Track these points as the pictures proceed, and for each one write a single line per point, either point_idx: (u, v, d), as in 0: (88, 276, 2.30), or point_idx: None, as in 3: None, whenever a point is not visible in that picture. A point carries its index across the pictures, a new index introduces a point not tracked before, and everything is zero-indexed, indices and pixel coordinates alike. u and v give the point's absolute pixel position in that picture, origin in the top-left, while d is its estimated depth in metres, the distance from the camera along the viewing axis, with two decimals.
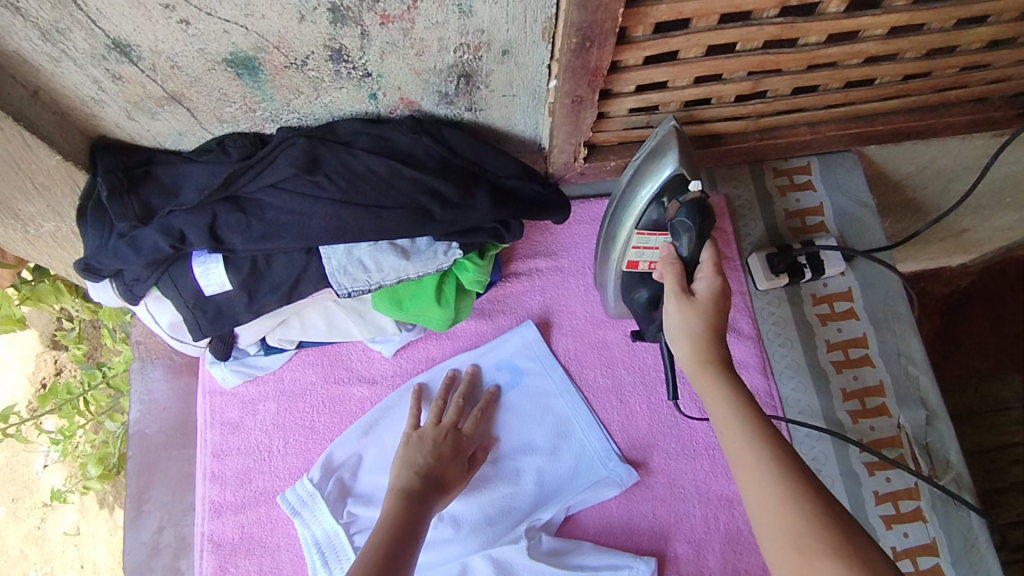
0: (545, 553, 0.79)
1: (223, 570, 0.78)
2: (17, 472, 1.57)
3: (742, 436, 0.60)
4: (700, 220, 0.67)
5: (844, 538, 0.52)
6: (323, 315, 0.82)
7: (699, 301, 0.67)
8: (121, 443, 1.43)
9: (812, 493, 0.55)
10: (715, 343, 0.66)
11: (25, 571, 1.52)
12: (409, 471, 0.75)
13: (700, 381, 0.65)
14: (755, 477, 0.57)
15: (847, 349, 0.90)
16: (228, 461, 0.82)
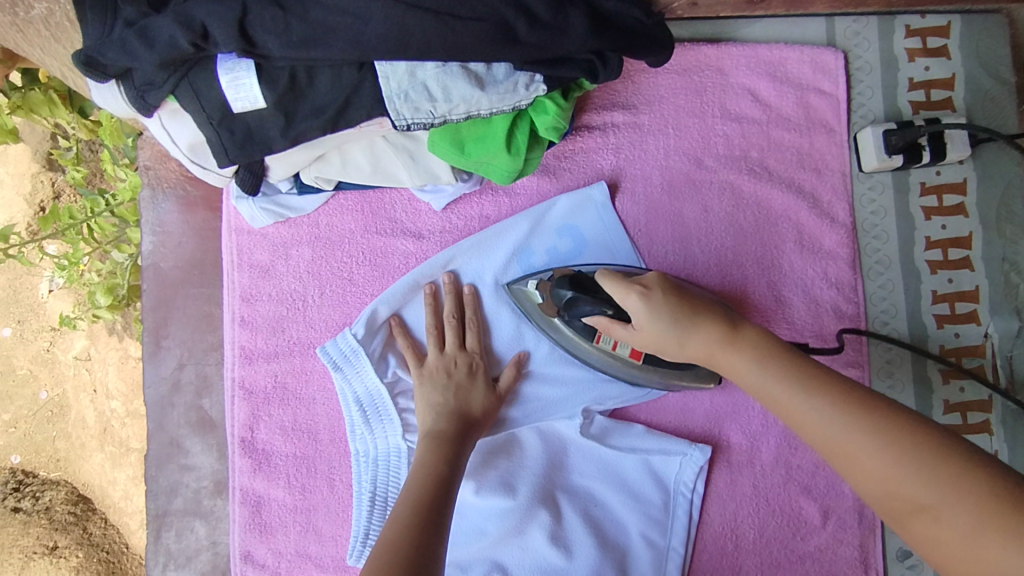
0: (595, 435, 0.76)
1: (255, 417, 0.74)
2: (21, 295, 1.53)
3: (815, 421, 0.54)
4: (580, 289, 0.67)
5: (932, 451, 0.48)
6: (368, 153, 0.70)
7: (644, 296, 0.63)
8: (130, 276, 1.36)
9: (881, 418, 0.51)
10: (725, 333, 0.61)
11: (35, 391, 1.53)
12: (432, 413, 0.68)
13: (747, 383, 0.59)
14: (860, 467, 0.50)
15: (947, 248, 0.79)
16: (259, 306, 0.76)
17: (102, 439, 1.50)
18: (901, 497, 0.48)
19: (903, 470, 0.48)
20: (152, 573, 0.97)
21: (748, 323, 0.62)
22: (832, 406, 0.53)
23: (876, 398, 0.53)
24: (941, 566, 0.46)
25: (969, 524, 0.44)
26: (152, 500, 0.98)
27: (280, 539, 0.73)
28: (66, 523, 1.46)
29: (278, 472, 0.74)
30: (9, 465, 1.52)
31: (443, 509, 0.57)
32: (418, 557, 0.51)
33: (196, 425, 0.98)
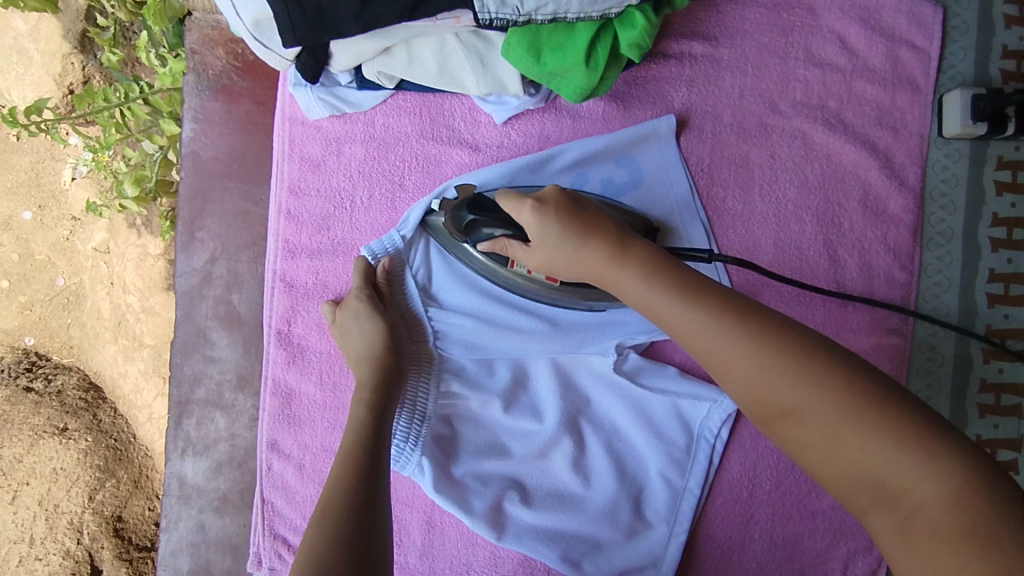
0: (627, 370, 0.75)
1: (294, 311, 0.74)
2: (44, 180, 1.52)
3: (699, 328, 0.53)
4: (479, 211, 0.65)
5: (805, 353, 0.50)
6: (437, 52, 0.67)
7: (537, 210, 0.62)
8: (159, 169, 1.34)
9: (756, 327, 0.52)
10: (619, 245, 0.60)
11: (52, 278, 1.54)
12: (365, 364, 0.68)
13: (633, 300, 0.58)
14: (734, 374, 0.52)
15: (1013, 227, 0.77)
16: (307, 201, 0.75)
17: (116, 331, 1.51)
18: (770, 403, 0.50)
19: (775, 381, 0.50)
20: (170, 456, 0.99)
21: (637, 241, 0.60)
22: (721, 322, 0.53)
23: (763, 310, 0.53)
24: (800, 462, 0.50)
25: (828, 427, 0.48)
26: (176, 387, 0.99)
27: (307, 433, 0.74)
28: (76, 408, 1.50)
29: (312, 367, 0.74)
30: (23, 347, 1.55)
31: (388, 415, 0.64)
32: (369, 456, 0.60)
33: (223, 318, 0.99)
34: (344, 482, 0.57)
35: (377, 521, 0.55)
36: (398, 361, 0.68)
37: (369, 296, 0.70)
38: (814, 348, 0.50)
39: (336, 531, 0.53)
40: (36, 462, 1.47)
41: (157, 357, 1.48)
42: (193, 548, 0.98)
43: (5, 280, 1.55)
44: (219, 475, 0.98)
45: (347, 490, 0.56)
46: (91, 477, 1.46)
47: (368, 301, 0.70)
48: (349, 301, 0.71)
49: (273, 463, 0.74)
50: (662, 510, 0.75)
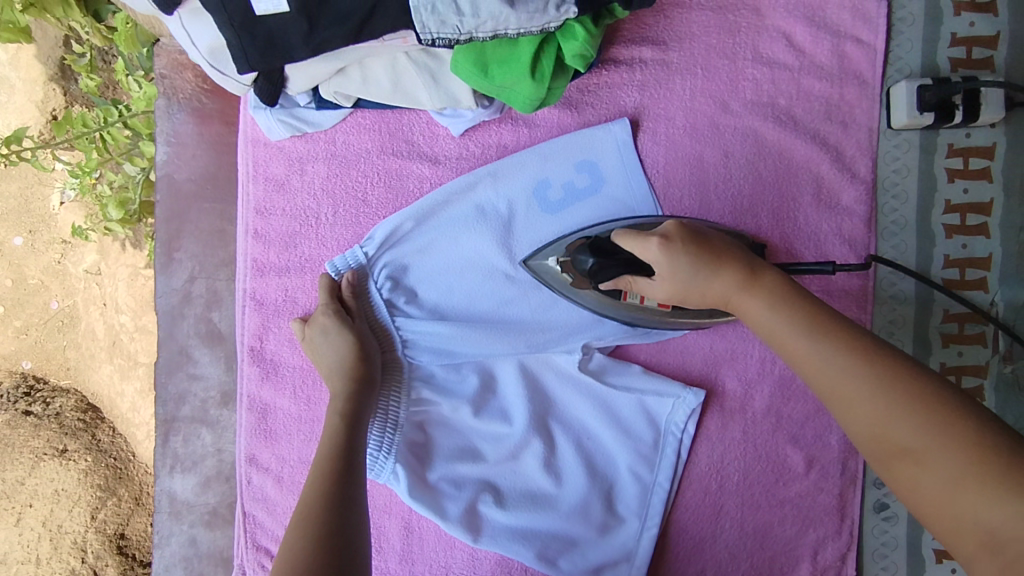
0: (593, 370, 0.77)
1: (266, 328, 0.76)
2: (33, 206, 1.54)
3: (818, 360, 0.53)
4: (600, 255, 0.66)
5: (933, 394, 0.47)
6: (390, 70, 0.69)
7: (663, 245, 0.62)
8: (142, 191, 1.36)
9: (887, 364, 0.50)
10: (748, 275, 0.60)
11: (45, 301, 1.56)
12: (334, 377, 0.69)
13: (757, 324, 0.59)
14: (853, 410, 0.50)
15: (966, 213, 0.79)
16: (273, 221, 0.76)
17: (110, 352, 1.53)
18: (892, 442, 0.48)
19: (897, 420, 0.48)
20: (159, 473, 1.01)
21: (767, 266, 0.61)
22: (830, 346, 0.53)
23: (872, 340, 0.53)
24: (921, 515, 0.46)
25: (953, 473, 0.44)
26: (162, 406, 1.01)
27: (284, 446, 0.76)
28: (76, 429, 1.52)
29: (285, 383, 0.76)
30: (21, 371, 1.58)
31: (363, 421, 0.66)
32: (345, 460, 0.62)
33: (205, 336, 1.01)
34: (322, 485, 0.59)
35: (354, 521, 0.57)
36: (371, 369, 0.70)
37: (339, 310, 0.72)
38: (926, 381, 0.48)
39: (315, 532, 0.54)
40: (38, 484, 1.49)
41: (151, 374, 1.51)
42: (186, 562, 1.00)
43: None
44: (208, 489, 1.01)
45: (323, 494, 0.58)
46: (92, 497, 1.48)
47: (337, 313, 0.71)
48: (316, 316, 0.72)
49: (251, 477, 0.76)
50: (633, 505, 0.77)
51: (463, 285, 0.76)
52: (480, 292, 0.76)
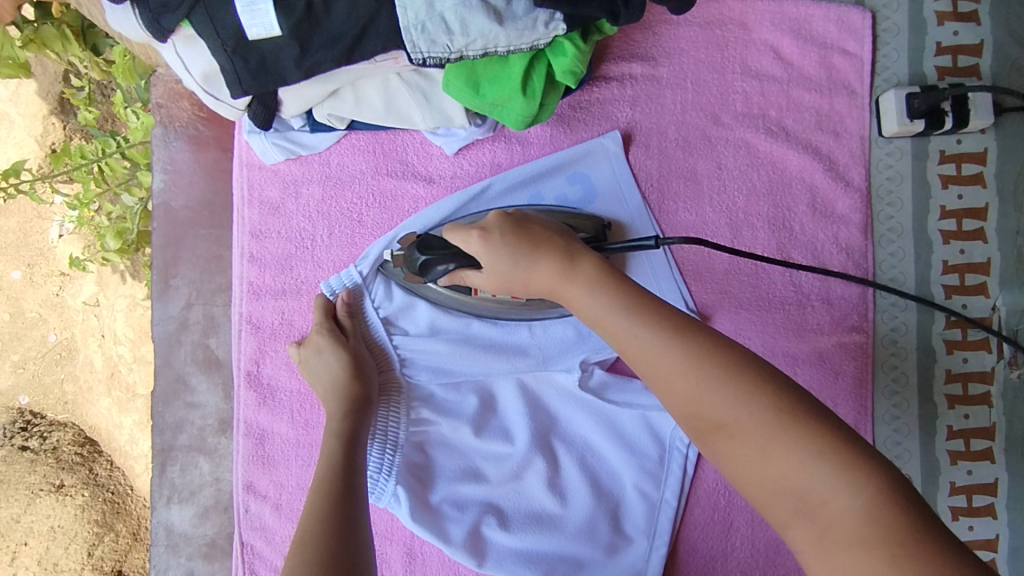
0: (593, 388, 0.75)
1: (262, 352, 0.75)
2: (31, 238, 1.54)
3: (641, 340, 0.53)
4: (431, 250, 0.66)
5: (744, 371, 0.49)
6: (382, 91, 0.69)
7: (482, 237, 0.62)
8: (140, 221, 1.36)
9: (699, 339, 0.51)
10: (570, 262, 0.59)
11: (44, 334, 1.56)
12: (331, 398, 0.68)
13: (581, 311, 0.58)
14: (671, 385, 0.51)
15: (962, 218, 0.78)
16: (268, 244, 0.76)
17: (110, 382, 1.52)
18: (706, 416, 0.49)
19: (710, 393, 0.49)
20: (156, 505, 0.99)
21: (585, 250, 0.60)
22: (698, 366, 0.50)
23: (742, 350, 0.51)
24: (735, 480, 0.49)
25: (761, 442, 0.47)
26: (158, 435, 0.99)
27: (282, 472, 0.75)
28: (72, 463, 1.50)
29: (282, 407, 0.75)
30: (19, 406, 1.57)
31: (360, 446, 0.65)
32: (345, 487, 0.59)
33: (202, 363, 1.00)
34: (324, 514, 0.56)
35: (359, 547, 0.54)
36: (366, 390, 0.70)
37: (334, 332, 0.72)
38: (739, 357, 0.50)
39: (318, 562, 0.51)
40: (34, 521, 1.46)
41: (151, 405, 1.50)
42: None
43: None
44: (206, 521, 0.98)
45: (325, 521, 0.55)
46: (90, 532, 1.45)
47: (331, 334, 0.71)
48: (311, 337, 0.72)
49: (249, 504, 0.74)
50: (640, 524, 0.75)
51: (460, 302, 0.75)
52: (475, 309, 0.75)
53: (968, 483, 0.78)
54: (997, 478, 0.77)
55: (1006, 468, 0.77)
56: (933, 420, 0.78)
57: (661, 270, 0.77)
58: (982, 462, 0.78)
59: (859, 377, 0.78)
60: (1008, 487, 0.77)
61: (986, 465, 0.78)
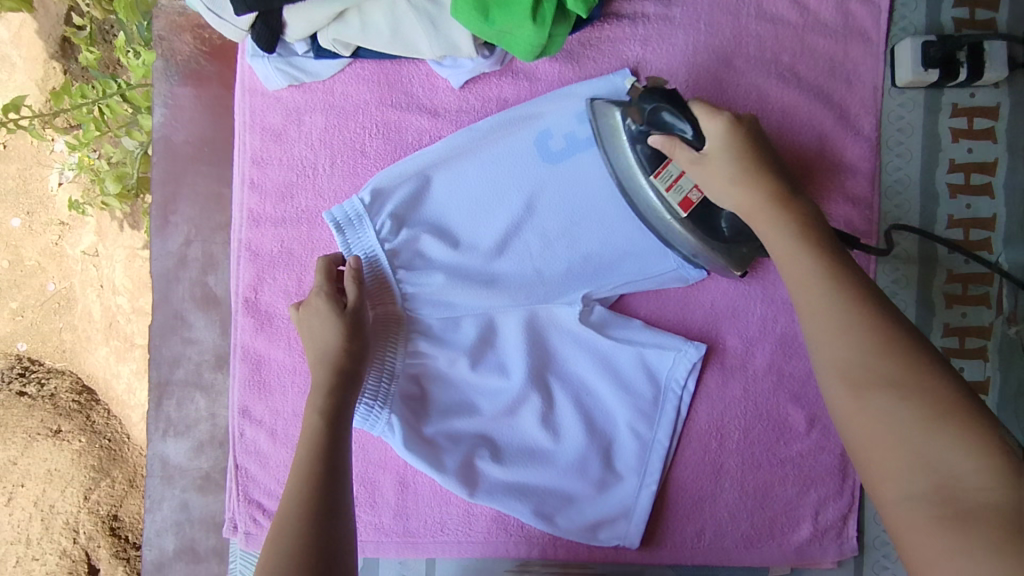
0: (593, 322, 0.76)
1: (261, 280, 0.75)
2: (30, 185, 1.54)
3: (824, 298, 0.53)
4: (668, 100, 0.63)
5: (900, 345, 0.49)
6: (389, 16, 0.68)
7: (730, 121, 0.62)
8: (141, 166, 1.35)
9: (892, 313, 0.52)
10: (781, 196, 0.61)
11: (43, 283, 1.56)
12: (324, 365, 0.66)
13: (775, 247, 0.59)
14: (840, 335, 0.51)
15: (970, 173, 0.78)
16: (269, 171, 0.75)
17: (107, 333, 1.52)
18: (862, 371, 0.49)
19: (873, 358, 0.49)
20: (152, 437, 1.00)
21: (797, 197, 0.61)
22: (874, 332, 0.50)
23: (914, 331, 0.51)
24: (866, 446, 0.48)
25: (926, 412, 0.46)
26: (155, 369, 1.00)
27: (279, 399, 0.75)
28: (70, 410, 1.52)
29: (279, 334, 0.75)
30: (16, 352, 1.56)
31: (344, 420, 0.64)
32: (324, 472, 0.60)
33: (200, 300, 0.99)
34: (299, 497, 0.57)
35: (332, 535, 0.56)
36: (356, 366, 0.68)
37: (332, 298, 0.69)
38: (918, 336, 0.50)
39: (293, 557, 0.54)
40: (30, 464, 1.49)
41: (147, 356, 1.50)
42: (177, 528, 1.00)
43: None
44: (201, 454, 1.00)
45: (300, 509, 0.56)
46: (86, 477, 1.48)
47: (329, 299, 0.69)
48: (311, 301, 0.70)
49: (245, 429, 0.75)
50: (632, 462, 0.76)
51: (463, 235, 0.76)
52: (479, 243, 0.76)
53: None
54: None
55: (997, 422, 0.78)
56: None
57: None
58: None
59: None
60: None
61: None
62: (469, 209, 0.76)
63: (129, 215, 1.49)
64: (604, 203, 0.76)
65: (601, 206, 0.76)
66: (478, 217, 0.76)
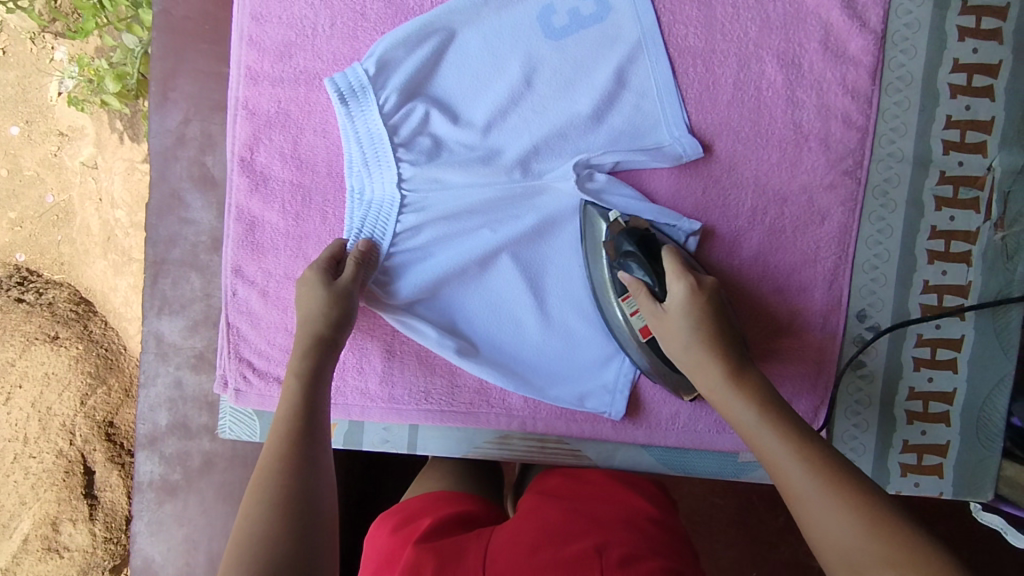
0: (591, 190, 0.75)
1: (257, 139, 0.78)
2: (30, 95, 1.57)
3: (793, 469, 0.56)
4: (641, 246, 0.71)
5: (873, 501, 0.52)
6: None
7: (691, 287, 0.68)
8: (140, 68, 1.36)
9: (835, 460, 0.55)
10: (735, 373, 0.64)
11: (41, 195, 1.59)
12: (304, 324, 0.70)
13: (737, 424, 0.62)
14: (824, 517, 0.52)
15: (972, 73, 0.78)
16: (268, 29, 0.77)
17: (106, 247, 1.55)
18: (859, 549, 0.50)
19: (843, 515, 0.51)
20: (147, 314, 1.01)
21: (787, 397, 0.64)
22: (847, 506, 0.52)
23: (860, 478, 0.54)
24: None
25: None
26: (152, 248, 1.00)
27: (271, 261, 0.78)
28: (68, 319, 1.54)
29: (274, 196, 0.78)
30: (14, 262, 1.60)
31: (322, 385, 0.68)
32: (305, 427, 0.64)
33: (198, 180, 1.00)
34: (282, 460, 0.60)
35: (319, 483, 0.60)
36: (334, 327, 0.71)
37: (326, 271, 0.72)
38: (866, 488, 0.53)
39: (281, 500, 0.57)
40: (28, 366, 1.51)
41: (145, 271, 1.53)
42: (171, 403, 1.02)
43: None
44: (195, 333, 1.01)
45: (286, 466, 0.59)
46: (83, 382, 1.50)
47: (322, 271, 0.72)
48: (307, 274, 0.73)
49: (237, 287, 0.78)
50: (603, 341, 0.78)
51: (463, 113, 0.76)
52: (479, 120, 0.76)
53: (934, 336, 0.79)
54: (963, 335, 0.79)
55: (975, 325, 0.78)
56: (911, 274, 0.79)
57: (665, 95, 0.76)
58: (951, 317, 0.79)
59: (845, 224, 0.79)
60: (972, 344, 0.79)
61: (956, 321, 0.79)
62: (473, 87, 0.76)
63: (130, 127, 1.52)
64: (604, 81, 0.75)
65: (599, 83, 0.75)
66: (480, 93, 0.76)
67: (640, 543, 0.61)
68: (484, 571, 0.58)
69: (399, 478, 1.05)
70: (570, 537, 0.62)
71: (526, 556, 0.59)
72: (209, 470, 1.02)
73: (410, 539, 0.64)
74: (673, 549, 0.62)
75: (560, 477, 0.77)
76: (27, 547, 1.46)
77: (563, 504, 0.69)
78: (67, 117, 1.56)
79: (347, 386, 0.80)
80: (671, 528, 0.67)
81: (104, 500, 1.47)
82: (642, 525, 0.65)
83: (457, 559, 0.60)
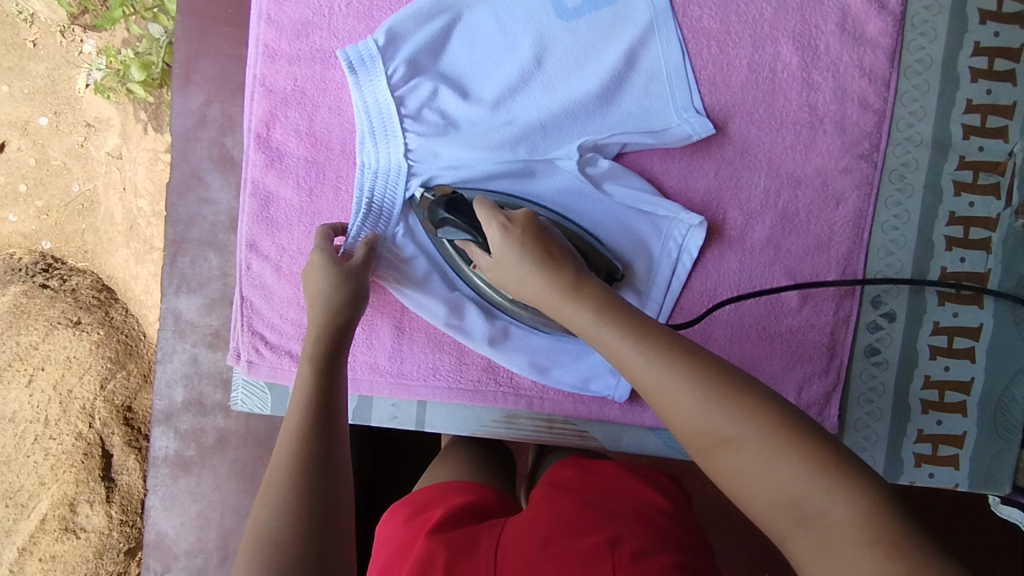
0: (591, 175, 0.76)
1: (273, 116, 0.79)
2: (60, 87, 1.61)
3: (638, 363, 0.54)
4: (455, 211, 0.69)
5: (713, 379, 0.51)
6: None
7: (503, 230, 0.64)
8: (165, 58, 1.40)
9: (678, 348, 0.53)
10: (572, 282, 0.61)
11: (68, 184, 1.63)
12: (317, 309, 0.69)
13: (582, 330, 0.59)
14: (674, 405, 0.51)
15: (993, 58, 0.77)
16: (287, 7, 0.78)
17: (129, 236, 1.58)
18: (707, 432, 0.50)
19: (691, 404, 0.51)
20: (165, 292, 1.03)
21: (590, 276, 0.62)
22: (694, 391, 0.51)
23: (702, 357, 0.53)
24: (731, 490, 0.50)
25: (763, 455, 0.47)
26: (171, 227, 1.02)
27: (285, 236, 0.80)
28: (90, 305, 1.57)
29: (288, 172, 0.79)
30: (39, 250, 1.64)
31: (337, 370, 0.67)
32: (321, 412, 0.63)
33: (218, 161, 1.02)
34: (298, 451, 0.59)
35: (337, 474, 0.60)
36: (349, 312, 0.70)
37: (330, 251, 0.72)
38: (709, 370, 0.51)
39: (302, 493, 0.57)
40: (51, 350, 1.54)
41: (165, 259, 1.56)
42: (186, 380, 1.04)
43: (24, 185, 1.64)
44: (212, 312, 1.03)
45: (304, 456, 0.59)
46: (104, 367, 1.53)
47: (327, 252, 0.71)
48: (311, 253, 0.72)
49: (251, 261, 0.80)
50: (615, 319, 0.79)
51: (473, 89, 0.77)
52: (487, 96, 0.76)
53: (951, 324, 0.78)
54: (981, 323, 0.77)
55: (994, 313, 0.77)
56: (927, 260, 0.78)
57: (676, 76, 0.76)
58: (969, 305, 0.78)
59: (860, 208, 0.78)
60: (990, 333, 0.77)
61: (974, 309, 0.78)
62: (483, 63, 0.77)
63: (153, 118, 1.55)
64: (614, 60, 0.75)
65: (609, 62, 0.75)
66: (490, 69, 0.77)
67: (652, 535, 0.60)
68: (495, 565, 0.57)
69: (409, 462, 1.06)
70: (582, 528, 0.60)
71: (537, 549, 0.58)
72: (222, 447, 1.04)
73: (422, 530, 0.64)
74: (687, 542, 0.61)
75: (572, 469, 0.74)
76: (45, 528, 1.49)
77: (575, 495, 0.67)
78: (94, 109, 1.60)
79: (357, 362, 0.81)
80: (685, 522, 0.65)
81: (121, 483, 1.50)
82: (659, 519, 0.63)
83: (468, 549, 0.59)
